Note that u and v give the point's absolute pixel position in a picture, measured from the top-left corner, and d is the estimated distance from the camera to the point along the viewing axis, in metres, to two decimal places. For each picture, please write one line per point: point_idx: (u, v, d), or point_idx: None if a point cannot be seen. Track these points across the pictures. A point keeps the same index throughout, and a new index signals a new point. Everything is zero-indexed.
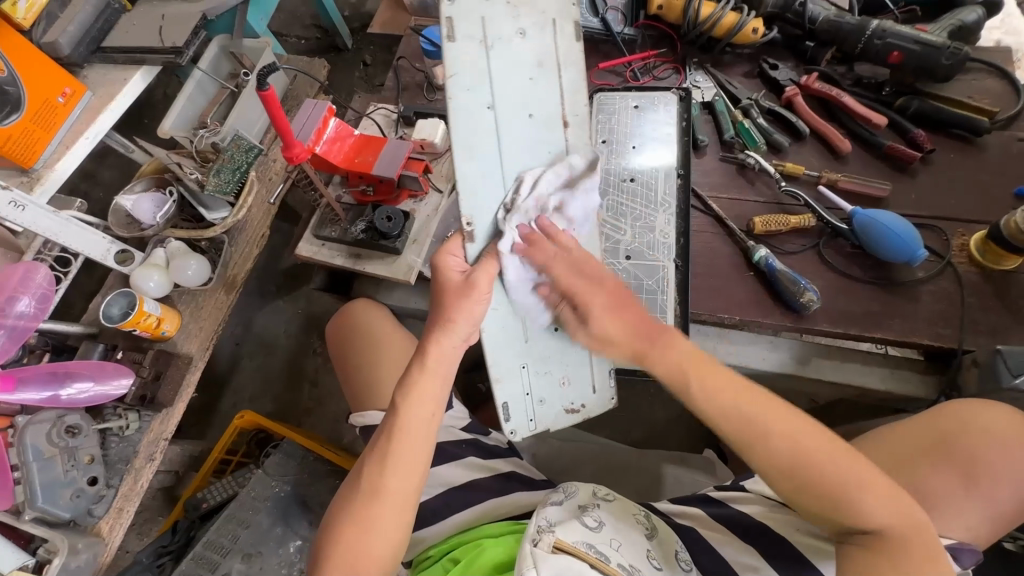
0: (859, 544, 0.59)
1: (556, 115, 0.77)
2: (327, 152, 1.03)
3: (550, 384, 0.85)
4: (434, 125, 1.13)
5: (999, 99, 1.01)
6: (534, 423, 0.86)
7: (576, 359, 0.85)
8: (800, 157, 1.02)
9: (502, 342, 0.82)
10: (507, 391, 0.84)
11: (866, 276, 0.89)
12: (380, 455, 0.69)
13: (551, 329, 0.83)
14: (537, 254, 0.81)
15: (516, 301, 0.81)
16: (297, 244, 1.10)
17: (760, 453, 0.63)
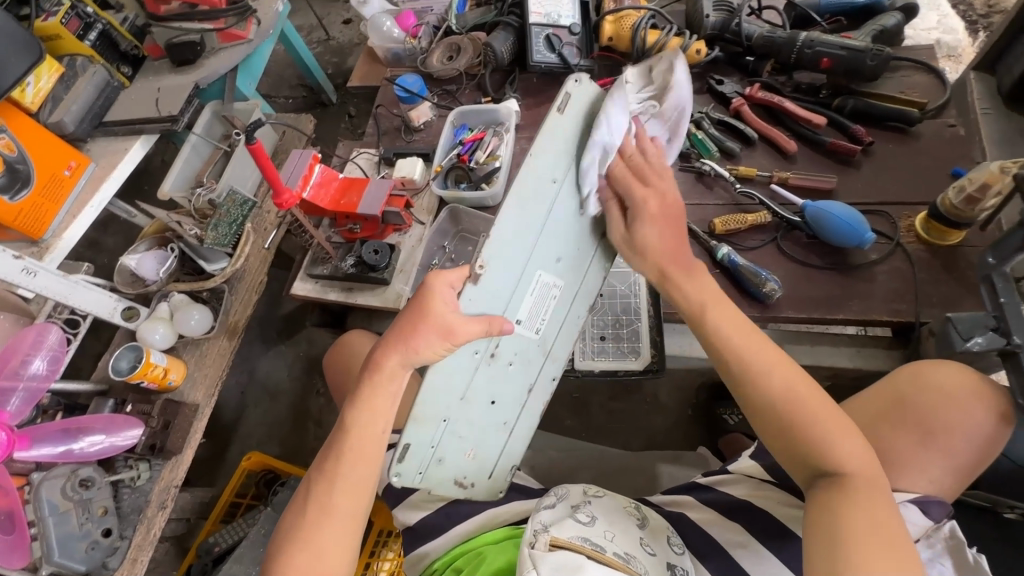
0: (824, 486, 0.65)
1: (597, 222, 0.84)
2: (314, 197, 1.11)
3: (459, 451, 0.84)
4: (412, 164, 1.21)
5: (927, 92, 1.09)
6: (422, 477, 0.81)
7: (491, 442, 0.88)
8: (752, 161, 1.09)
9: (445, 387, 0.77)
10: (417, 435, 0.76)
11: (824, 263, 0.95)
12: (327, 474, 0.72)
13: (490, 402, 0.85)
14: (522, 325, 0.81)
15: (481, 360, 0.79)
16: (292, 285, 1.17)
17: (756, 386, 0.70)
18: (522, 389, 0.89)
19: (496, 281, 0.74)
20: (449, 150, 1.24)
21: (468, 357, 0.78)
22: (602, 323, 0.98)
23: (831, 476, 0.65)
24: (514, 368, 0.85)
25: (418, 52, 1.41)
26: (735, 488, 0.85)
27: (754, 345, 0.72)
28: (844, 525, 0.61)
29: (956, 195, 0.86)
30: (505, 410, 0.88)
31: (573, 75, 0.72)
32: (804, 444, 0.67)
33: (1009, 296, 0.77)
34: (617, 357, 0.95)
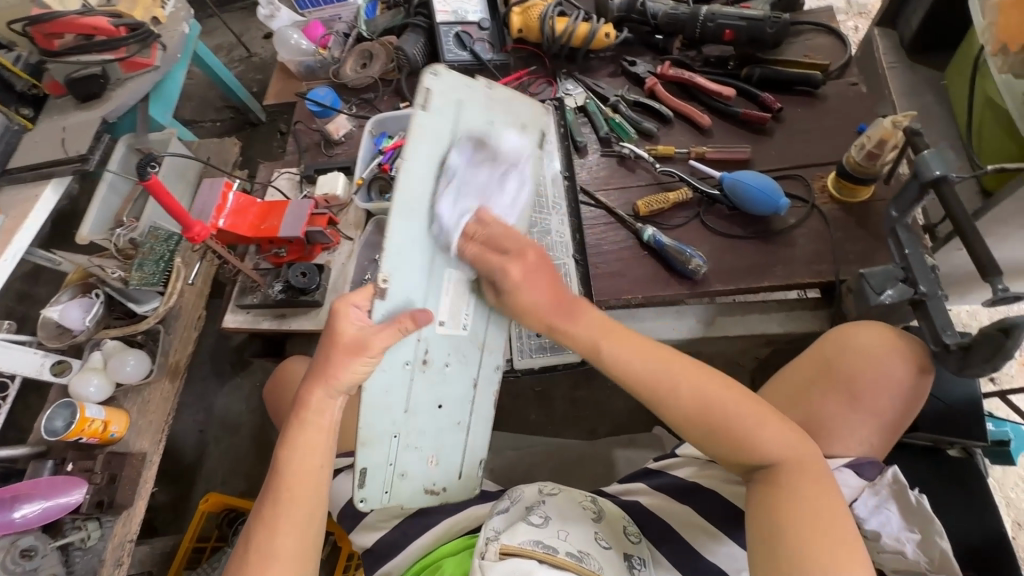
0: (759, 481, 0.66)
1: (497, 207, 0.82)
2: (232, 225, 1.06)
3: (419, 461, 0.78)
4: (333, 180, 1.17)
5: (829, 53, 1.12)
6: (391, 496, 0.76)
7: (454, 443, 0.82)
8: (671, 139, 1.10)
9: (382, 406, 0.73)
10: (369, 457, 0.73)
11: (746, 233, 0.97)
12: (266, 522, 0.68)
13: (437, 404, 0.79)
14: (444, 331, 0.79)
15: (412, 371, 0.76)
16: (223, 317, 1.12)
17: (673, 407, 0.70)
18: (467, 386, 0.83)
19: (404, 296, 0.73)
20: (370, 161, 1.21)
21: (394, 368, 0.75)
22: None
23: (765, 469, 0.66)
24: (453, 371, 0.81)
25: (331, 63, 1.37)
26: (683, 469, 0.86)
27: (669, 366, 0.71)
28: (782, 516, 0.62)
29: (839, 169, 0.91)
30: (457, 407, 0.82)
31: (429, 68, 0.74)
32: (732, 445, 0.67)
33: (913, 248, 0.79)
34: (555, 351, 0.94)
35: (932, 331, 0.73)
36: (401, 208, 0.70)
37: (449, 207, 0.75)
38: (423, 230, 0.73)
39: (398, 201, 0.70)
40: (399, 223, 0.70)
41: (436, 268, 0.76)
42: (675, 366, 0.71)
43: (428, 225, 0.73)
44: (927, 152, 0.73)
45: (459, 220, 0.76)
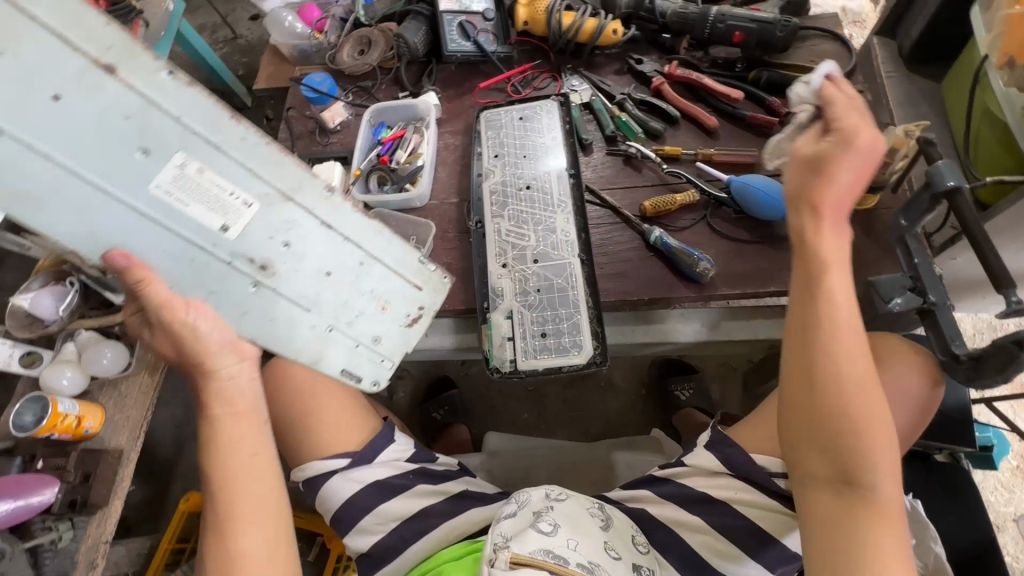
0: (850, 497, 0.61)
1: (79, 71, 0.55)
2: None
3: (365, 316, 0.81)
4: (330, 168, 1.11)
5: (834, 59, 1.12)
6: (388, 361, 0.85)
7: (378, 281, 0.80)
8: (677, 140, 1.09)
9: (283, 322, 0.75)
10: (327, 357, 0.80)
11: (753, 237, 0.96)
12: (217, 528, 0.65)
13: (325, 275, 0.75)
14: (234, 229, 0.67)
15: (262, 284, 0.72)
16: None
17: (823, 405, 0.62)
18: (332, 237, 0.74)
19: (166, 246, 0.65)
20: (367, 152, 1.16)
21: (238, 292, 0.71)
22: (541, 319, 0.94)
23: (865, 498, 0.61)
24: (300, 243, 0.72)
25: (327, 48, 1.32)
26: (693, 479, 0.83)
27: (854, 364, 0.62)
28: (847, 546, 0.60)
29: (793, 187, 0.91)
30: (348, 259, 0.76)
31: None
32: (851, 447, 0.61)
33: (921, 257, 0.79)
34: (560, 352, 0.91)
35: (939, 341, 0.73)
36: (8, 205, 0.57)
37: (27, 127, 0.54)
38: (81, 199, 0.59)
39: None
40: (35, 218, 0.58)
41: (135, 194, 0.61)
42: (860, 365, 0.62)
43: (60, 177, 0.58)
44: (941, 161, 0.74)
45: (63, 132, 0.56)
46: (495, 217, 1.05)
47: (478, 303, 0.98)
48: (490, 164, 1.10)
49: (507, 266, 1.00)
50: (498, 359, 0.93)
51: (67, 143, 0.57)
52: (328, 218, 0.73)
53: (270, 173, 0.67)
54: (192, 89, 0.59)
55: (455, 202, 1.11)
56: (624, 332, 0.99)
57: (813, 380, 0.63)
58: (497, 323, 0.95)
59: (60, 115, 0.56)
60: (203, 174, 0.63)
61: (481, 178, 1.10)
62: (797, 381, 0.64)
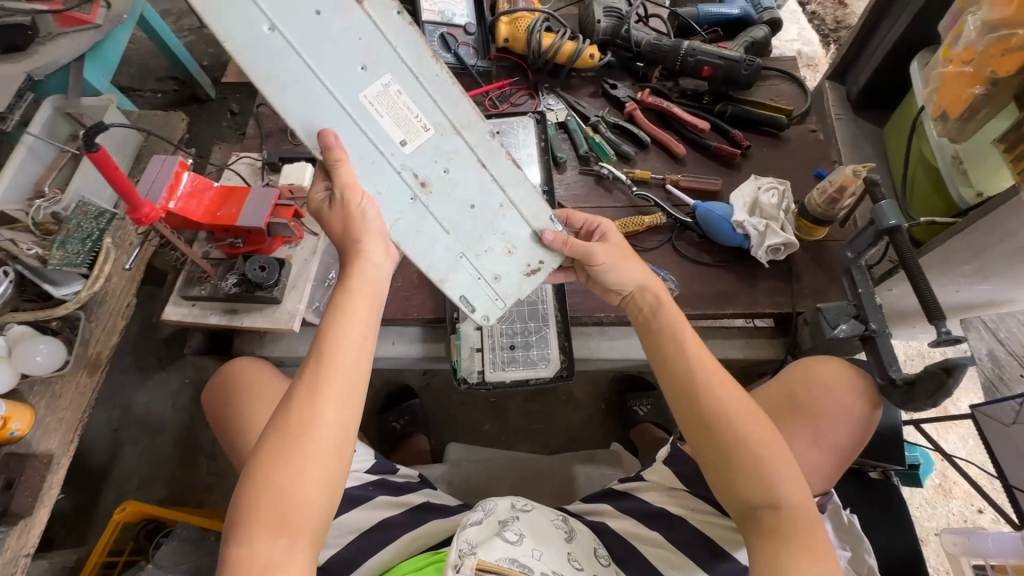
0: (762, 525, 0.66)
1: None
2: (183, 208, 0.97)
3: (493, 255, 0.82)
4: (301, 168, 1.09)
5: (791, 99, 1.21)
6: (503, 305, 0.82)
7: (512, 222, 0.82)
8: (647, 164, 1.13)
9: (424, 233, 0.79)
10: (453, 282, 0.81)
11: (715, 261, 1.01)
12: (309, 387, 0.62)
13: (469, 206, 0.80)
14: (410, 145, 0.77)
15: (419, 198, 0.79)
16: (162, 308, 1.02)
17: (705, 441, 0.70)
18: (483, 176, 0.80)
19: (358, 144, 0.76)
20: None
21: (398, 201, 0.78)
22: (510, 331, 0.95)
23: (776, 513, 0.65)
24: (455, 169, 0.79)
25: None
26: (651, 494, 0.87)
27: (731, 399, 0.70)
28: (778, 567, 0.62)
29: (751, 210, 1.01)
30: (490, 197, 0.81)
31: None
32: (750, 473, 0.66)
33: (866, 288, 0.85)
34: (528, 365, 0.93)
35: (879, 366, 0.79)
36: (264, 83, 0.71)
37: (295, 28, 0.72)
38: (311, 90, 0.73)
39: (258, 82, 0.71)
40: (277, 97, 0.72)
41: (349, 101, 0.74)
42: (735, 398, 0.70)
43: (300, 72, 0.72)
44: (883, 201, 0.80)
45: (314, 35, 0.72)
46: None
47: (448, 312, 0.98)
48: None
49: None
50: (466, 369, 0.93)
51: (315, 46, 0.73)
52: (483, 159, 0.80)
53: (449, 109, 0.78)
54: (411, 24, 0.74)
55: None
56: (591, 346, 1.00)
57: (695, 420, 0.70)
58: (466, 333, 0.96)
59: (323, 26, 0.72)
60: (399, 96, 0.76)
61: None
62: (684, 422, 0.72)
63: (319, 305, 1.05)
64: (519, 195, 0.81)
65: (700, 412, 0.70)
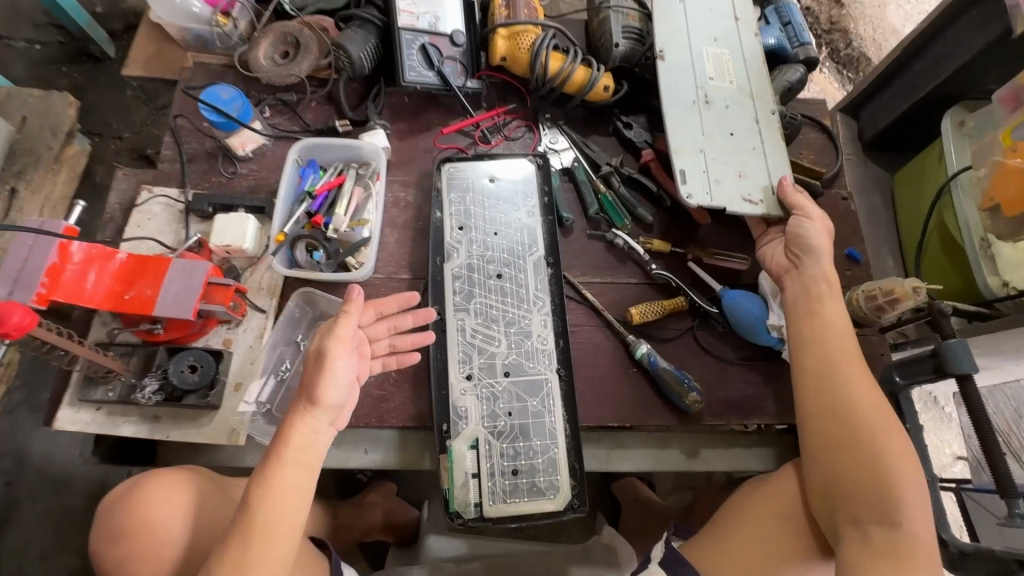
0: (876, 541, 0.66)
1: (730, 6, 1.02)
2: (75, 294, 0.72)
3: (728, 171, 0.91)
4: (242, 224, 0.85)
5: (820, 153, 1.07)
6: (711, 198, 0.89)
7: (753, 161, 0.92)
8: (663, 229, 0.98)
9: (682, 123, 0.93)
10: (683, 161, 0.91)
11: (738, 357, 0.90)
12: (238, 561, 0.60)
13: (729, 134, 0.94)
14: (715, 81, 0.97)
15: (700, 107, 0.94)
16: (55, 416, 0.78)
17: (835, 441, 0.70)
18: (751, 122, 0.95)
19: (679, 63, 0.97)
20: (293, 205, 0.90)
21: (682, 100, 0.95)
22: (512, 452, 0.81)
23: (890, 536, 0.66)
24: (734, 108, 0.95)
25: (236, 42, 1.01)
26: None
27: (866, 399, 0.71)
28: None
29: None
30: (750, 137, 0.94)
31: None
32: (876, 480, 0.67)
33: (912, 421, 0.77)
34: (533, 496, 0.79)
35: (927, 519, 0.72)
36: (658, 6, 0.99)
37: None
38: (673, 26, 0.99)
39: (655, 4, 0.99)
40: (673, 29, 0.98)
41: (695, 44, 0.98)
42: (871, 402, 0.71)
43: (679, 14, 0.99)
44: (953, 339, 0.71)
45: None
46: (459, 311, 0.87)
47: (436, 423, 0.82)
48: (454, 239, 0.91)
49: (472, 379, 0.84)
50: (461, 502, 0.78)
51: (717, 17, 1.01)
52: (759, 121, 0.96)
53: (753, 80, 0.98)
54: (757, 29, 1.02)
55: (405, 279, 0.91)
56: (601, 457, 0.88)
57: (833, 416, 0.71)
58: (459, 454, 0.80)
59: (711, 18, 1.01)
60: (725, 57, 0.99)
61: (441, 254, 0.91)
62: (814, 417, 0.73)
63: (265, 407, 0.82)
64: (771, 151, 0.93)
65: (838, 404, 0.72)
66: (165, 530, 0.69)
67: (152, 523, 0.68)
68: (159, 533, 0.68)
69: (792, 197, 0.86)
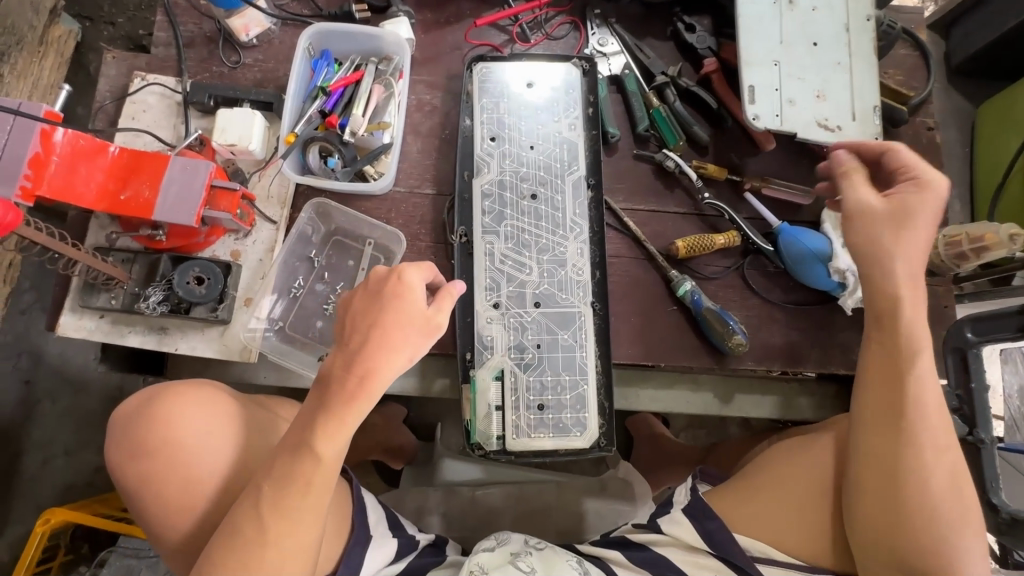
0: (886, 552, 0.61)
1: None
2: (63, 191, 0.64)
3: (805, 89, 0.79)
4: (248, 121, 0.75)
5: (909, 75, 0.92)
6: (780, 120, 0.78)
7: (836, 79, 0.79)
8: (718, 153, 0.86)
9: (758, 28, 0.79)
10: (756, 76, 0.78)
11: (788, 301, 0.82)
12: (273, 507, 0.59)
13: (812, 44, 0.80)
14: None
15: (782, 9, 0.80)
16: (58, 322, 0.73)
17: (887, 442, 0.62)
18: (840, 30, 0.81)
19: None
20: (304, 103, 0.80)
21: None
22: (539, 387, 0.76)
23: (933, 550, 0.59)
24: (822, 13, 0.81)
25: None
26: (672, 552, 0.74)
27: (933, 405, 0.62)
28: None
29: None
30: (836, 50, 0.80)
31: None
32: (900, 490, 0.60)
33: (978, 381, 0.71)
34: (558, 432, 0.75)
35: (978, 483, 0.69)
36: None
37: None
38: None
39: None
40: None
41: None
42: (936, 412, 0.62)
43: None
44: None
45: None
46: (487, 234, 0.79)
47: (459, 351, 0.76)
48: (485, 152, 0.81)
49: (499, 308, 0.77)
50: (483, 434, 0.75)
51: None
52: (851, 29, 0.81)
53: None
54: None
55: (429, 195, 0.82)
56: (629, 396, 0.83)
57: (890, 417, 0.62)
58: (483, 384, 0.75)
59: None
60: None
61: (470, 168, 0.81)
62: (868, 416, 0.64)
63: (278, 325, 0.77)
64: (859, 68, 0.80)
65: (902, 404, 0.62)
66: (192, 448, 0.66)
67: (174, 442, 0.66)
68: (185, 452, 0.66)
69: (845, 176, 0.68)
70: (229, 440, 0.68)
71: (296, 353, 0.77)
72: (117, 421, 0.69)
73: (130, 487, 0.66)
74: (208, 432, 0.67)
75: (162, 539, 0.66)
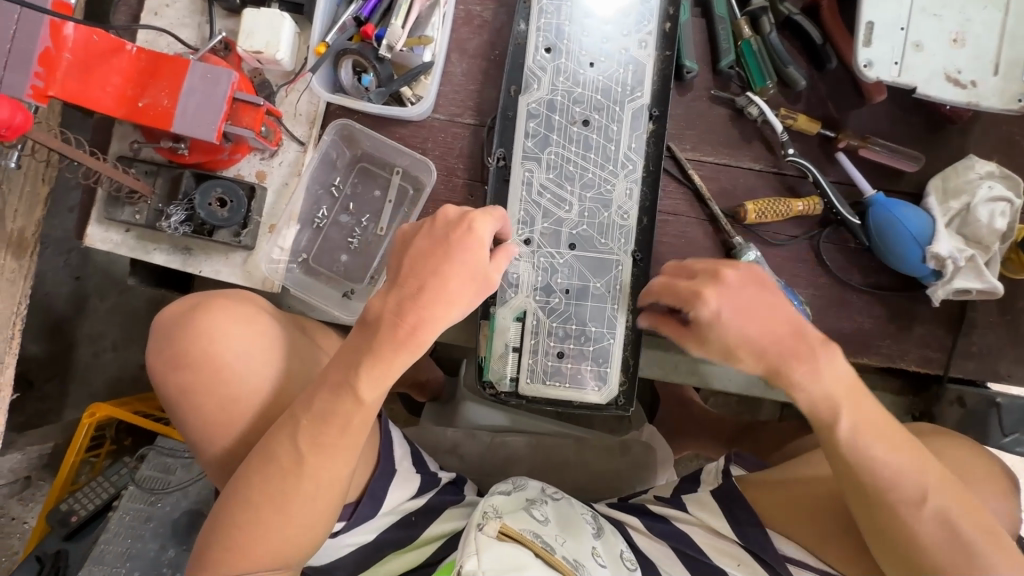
0: None
1: None
2: (79, 94, 0.60)
3: (938, 31, 0.64)
4: (275, 23, 0.67)
5: None
6: (900, 69, 0.63)
7: (982, 20, 0.64)
8: (813, 101, 0.73)
9: None
10: (878, 10, 0.63)
11: (863, 282, 0.72)
12: (310, 435, 0.57)
13: None
14: None
15: None
16: (85, 233, 0.71)
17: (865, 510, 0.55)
18: None
19: None
20: (339, 7, 0.71)
21: None
22: (562, 334, 0.70)
23: None
24: None
25: None
26: (694, 530, 0.71)
27: (894, 462, 0.54)
28: None
29: (953, 224, 0.68)
30: None
31: None
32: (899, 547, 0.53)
33: None
34: (575, 385, 0.70)
35: None
36: None
37: None
38: None
39: None
40: None
41: None
42: (904, 459, 0.54)
43: None
44: None
45: None
46: (527, 160, 0.70)
47: None
48: (537, 64, 0.70)
49: (530, 245, 0.71)
50: (496, 374, 0.70)
51: None
52: None
53: None
54: None
55: (470, 125, 0.73)
56: (667, 366, 0.77)
57: (851, 491, 0.55)
58: (502, 324, 0.70)
59: None
60: None
61: (518, 83, 0.71)
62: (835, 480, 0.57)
63: (301, 257, 0.73)
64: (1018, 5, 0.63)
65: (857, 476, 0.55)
66: (234, 371, 0.62)
67: (217, 361, 0.61)
68: (227, 369, 0.62)
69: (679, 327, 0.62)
70: (271, 362, 0.64)
71: (319, 287, 0.74)
72: (159, 328, 0.65)
73: (170, 395, 0.63)
74: (252, 351, 0.63)
75: (202, 451, 0.64)
